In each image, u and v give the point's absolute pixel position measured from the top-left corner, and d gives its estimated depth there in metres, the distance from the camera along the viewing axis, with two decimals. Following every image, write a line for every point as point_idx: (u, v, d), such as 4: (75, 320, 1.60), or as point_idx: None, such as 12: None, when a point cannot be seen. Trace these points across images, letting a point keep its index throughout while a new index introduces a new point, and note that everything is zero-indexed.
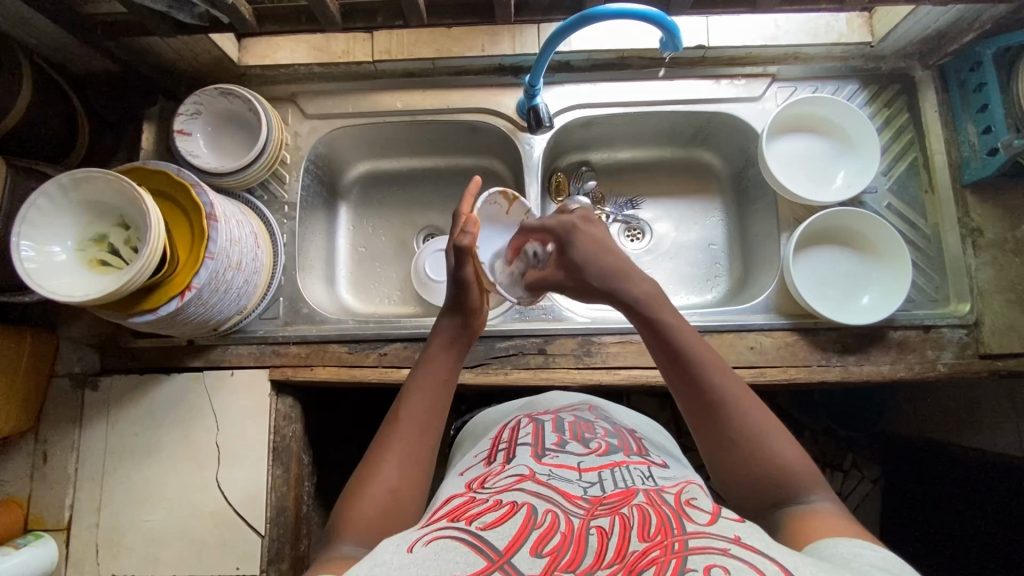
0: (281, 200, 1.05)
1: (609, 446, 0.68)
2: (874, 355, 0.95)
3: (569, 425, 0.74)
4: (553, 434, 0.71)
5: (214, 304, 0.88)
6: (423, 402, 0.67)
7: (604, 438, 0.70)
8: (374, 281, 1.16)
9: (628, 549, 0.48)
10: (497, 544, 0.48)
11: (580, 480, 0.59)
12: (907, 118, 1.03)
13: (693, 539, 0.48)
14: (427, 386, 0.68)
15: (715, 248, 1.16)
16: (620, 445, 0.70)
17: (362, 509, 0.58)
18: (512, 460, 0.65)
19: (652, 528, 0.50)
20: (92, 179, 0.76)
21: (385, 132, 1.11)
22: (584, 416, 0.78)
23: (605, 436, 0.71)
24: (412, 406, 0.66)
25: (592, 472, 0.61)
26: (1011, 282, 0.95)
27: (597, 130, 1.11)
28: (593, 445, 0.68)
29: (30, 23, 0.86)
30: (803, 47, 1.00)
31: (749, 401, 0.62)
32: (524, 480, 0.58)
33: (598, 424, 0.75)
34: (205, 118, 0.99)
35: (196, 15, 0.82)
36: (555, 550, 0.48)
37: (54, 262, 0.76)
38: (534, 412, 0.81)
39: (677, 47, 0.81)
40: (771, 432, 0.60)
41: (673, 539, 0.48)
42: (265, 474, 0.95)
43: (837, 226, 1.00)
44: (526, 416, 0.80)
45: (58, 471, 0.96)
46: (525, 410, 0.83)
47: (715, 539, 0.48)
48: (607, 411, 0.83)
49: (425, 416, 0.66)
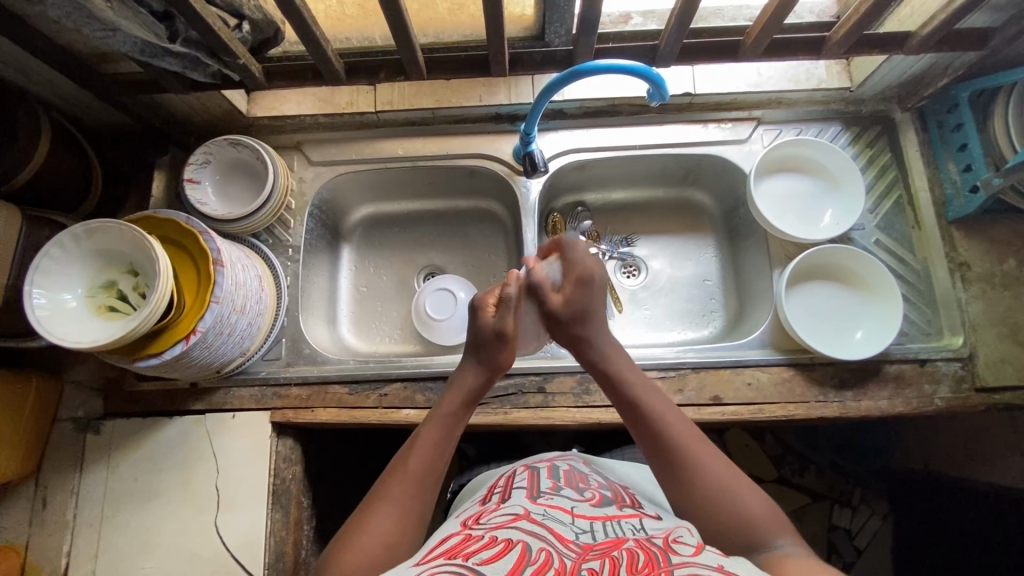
0: (286, 243, 1.08)
1: (603, 497, 0.70)
2: (871, 389, 0.95)
3: (563, 473, 0.76)
4: (548, 479, 0.73)
5: (218, 347, 0.90)
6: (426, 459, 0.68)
7: (597, 488, 0.73)
8: (376, 321, 1.18)
9: None
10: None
11: (573, 524, 0.61)
12: (889, 157, 1.07)
13: (680, 568, 0.51)
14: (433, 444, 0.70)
15: (710, 284, 1.18)
16: (613, 496, 0.71)
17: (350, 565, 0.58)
18: (508, 500, 0.67)
19: (641, 563, 0.51)
20: (107, 230, 0.79)
21: (387, 177, 1.15)
22: (578, 466, 0.80)
23: (598, 487, 0.73)
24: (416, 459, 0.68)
25: (584, 519, 0.62)
26: (1002, 315, 0.97)
27: (591, 173, 1.15)
28: (587, 493, 0.70)
29: (51, 82, 0.91)
30: (786, 92, 1.05)
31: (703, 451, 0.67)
32: (519, 520, 0.60)
33: (591, 475, 0.77)
34: (213, 167, 1.03)
35: (209, 74, 0.85)
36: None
37: (64, 309, 0.78)
38: (530, 461, 0.82)
39: (663, 97, 0.85)
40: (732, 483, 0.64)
41: (661, 570, 0.50)
42: (265, 518, 0.95)
43: (829, 263, 1.02)
44: (522, 464, 0.81)
45: (57, 517, 0.96)
46: (522, 461, 0.84)
47: (701, 568, 0.51)
48: (601, 466, 0.85)
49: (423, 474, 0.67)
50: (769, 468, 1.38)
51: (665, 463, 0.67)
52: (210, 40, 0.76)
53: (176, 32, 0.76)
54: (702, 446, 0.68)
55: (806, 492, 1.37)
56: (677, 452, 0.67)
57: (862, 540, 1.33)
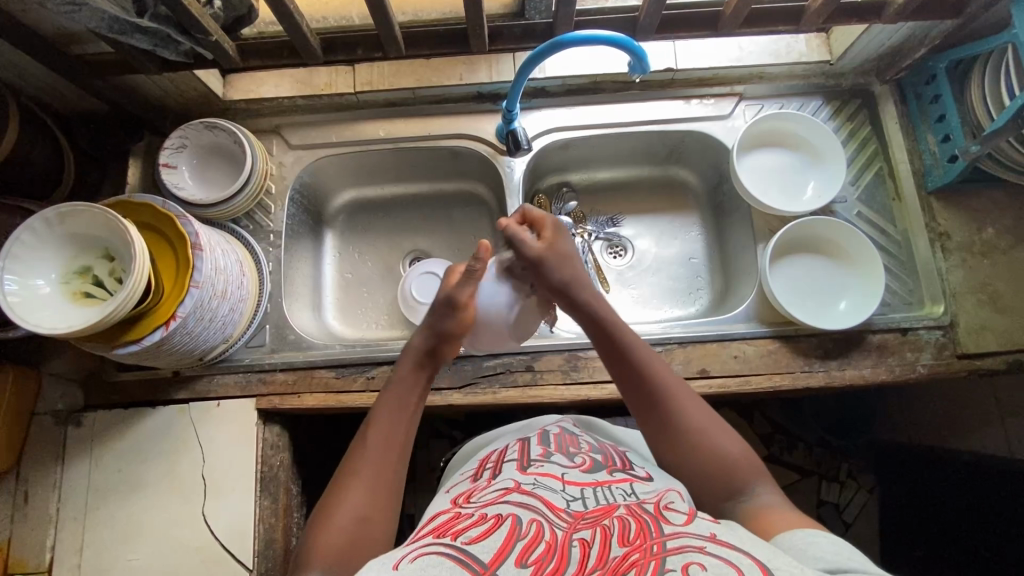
0: (267, 228, 1.06)
1: (593, 461, 0.70)
2: (856, 359, 0.96)
3: (554, 438, 0.76)
4: (537, 447, 0.73)
5: (199, 334, 0.88)
6: (382, 434, 0.68)
7: (588, 453, 0.72)
8: (362, 306, 1.17)
9: (609, 555, 0.50)
10: (482, 557, 0.50)
11: (564, 491, 0.62)
12: (869, 130, 1.08)
13: (671, 539, 0.51)
14: (387, 419, 0.70)
15: (696, 261, 1.18)
16: (603, 461, 0.71)
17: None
18: (498, 476, 0.67)
19: (631, 534, 0.52)
20: (79, 214, 0.77)
21: (368, 161, 1.13)
22: (569, 429, 0.80)
23: (589, 451, 0.73)
24: (375, 434, 0.68)
25: (575, 486, 0.63)
26: (981, 282, 0.98)
27: (574, 152, 1.14)
28: (577, 459, 0.70)
29: (18, 66, 0.88)
30: (767, 66, 1.05)
31: (692, 404, 0.69)
32: (509, 493, 0.61)
33: (582, 438, 0.77)
34: (190, 152, 1.01)
35: (181, 52, 0.82)
36: (540, 558, 0.50)
37: (37, 295, 0.76)
38: (522, 432, 0.82)
39: (645, 69, 0.85)
40: (722, 440, 0.66)
41: (652, 542, 0.50)
42: (253, 505, 0.94)
43: (811, 235, 1.03)
44: (514, 437, 0.81)
45: (39, 512, 0.94)
46: (514, 433, 0.83)
47: (693, 539, 0.51)
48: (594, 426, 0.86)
49: (385, 444, 0.67)
50: (758, 445, 1.39)
51: (654, 422, 0.69)
52: (180, 15, 0.74)
53: (145, 8, 0.75)
54: (686, 395, 0.70)
55: (795, 468, 1.39)
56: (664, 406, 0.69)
57: (850, 513, 1.35)
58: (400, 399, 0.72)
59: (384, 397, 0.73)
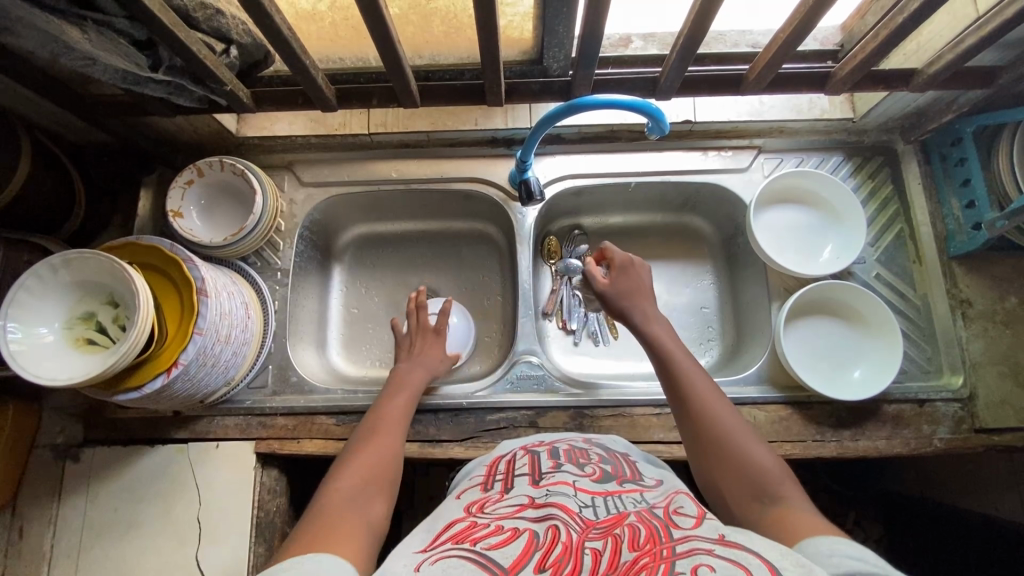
0: (274, 266, 1.06)
1: (603, 472, 0.67)
2: (870, 430, 0.94)
3: (563, 452, 0.73)
4: (548, 459, 0.70)
5: (201, 379, 0.87)
6: (398, 405, 0.84)
7: (598, 463, 0.69)
8: (365, 344, 1.16)
9: (619, 561, 0.49)
10: (502, 562, 0.50)
11: (576, 496, 0.60)
12: (890, 189, 1.05)
13: (681, 544, 0.51)
14: (401, 394, 0.86)
15: (707, 312, 1.15)
16: (614, 471, 0.68)
17: (319, 525, 0.59)
18: (510, 489, 0.64)
19: (641, 539, 0.51)
20: (84, 260, 0.77)
21: (379, 199, 1.12)
22: (577, 443, 0.76)
23: (599, 461, 0.70)
24: (391, 406, 0.83)
25: (587, 493, 0.61)
26: (1003, 354, 0.95)
27: (587, 198, 1.13)
28: (587, 470, 0.67)
29: (34, 101, 0.87)
30: (788, 122, 1.04)
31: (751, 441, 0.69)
32: (524, 509, 0.59)
33: (592, 450, 0.74)
34: (197, 193, 1.00)
35: (195, 99, 0.82)
36: (558, 560, 0.50)
37: (40, 342, 0.75)
38: (529, 443, 0.78)
39: (663, 130, 0.84)
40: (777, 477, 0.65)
41: (662, 546, 0.50)
42: (247, 551, 0.92)
43: (828, 297, 1.00)
44: (521, 448, 0.77)
45: (34, 549, 0.92)
46: (521, 442, 0.79)
47: (702, 542, 0.51)
48: (601, 439, 0.81)
49: (401, 412, 0.82)
50: None
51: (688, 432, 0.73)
52: (195, 67, 0.73)
53: (160, 61, 0.72)
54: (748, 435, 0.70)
55: None
56: (701, 416, 0.72)
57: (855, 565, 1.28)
58: (414, 381, 0.90)
59: (396, 379, 0.90)
